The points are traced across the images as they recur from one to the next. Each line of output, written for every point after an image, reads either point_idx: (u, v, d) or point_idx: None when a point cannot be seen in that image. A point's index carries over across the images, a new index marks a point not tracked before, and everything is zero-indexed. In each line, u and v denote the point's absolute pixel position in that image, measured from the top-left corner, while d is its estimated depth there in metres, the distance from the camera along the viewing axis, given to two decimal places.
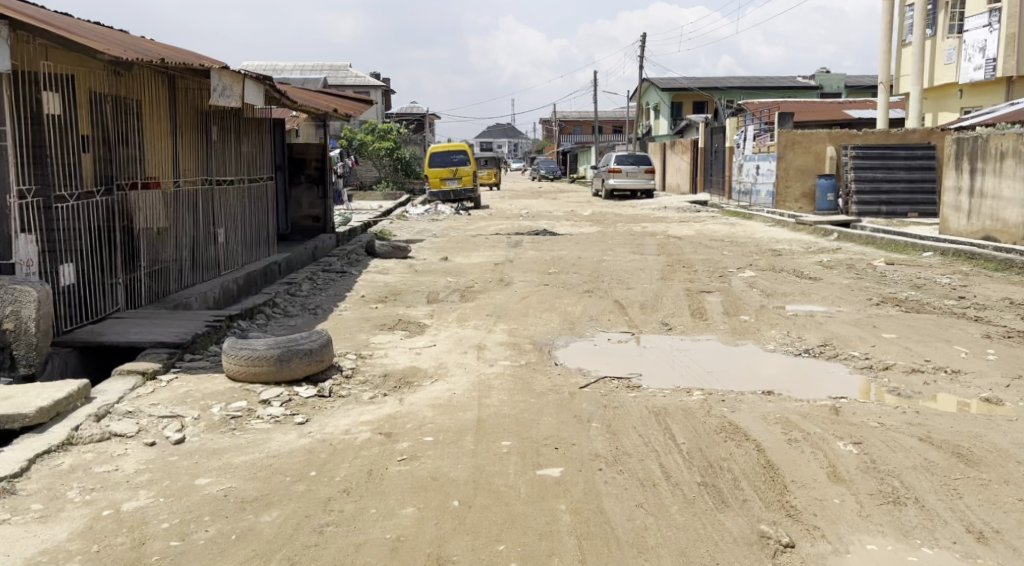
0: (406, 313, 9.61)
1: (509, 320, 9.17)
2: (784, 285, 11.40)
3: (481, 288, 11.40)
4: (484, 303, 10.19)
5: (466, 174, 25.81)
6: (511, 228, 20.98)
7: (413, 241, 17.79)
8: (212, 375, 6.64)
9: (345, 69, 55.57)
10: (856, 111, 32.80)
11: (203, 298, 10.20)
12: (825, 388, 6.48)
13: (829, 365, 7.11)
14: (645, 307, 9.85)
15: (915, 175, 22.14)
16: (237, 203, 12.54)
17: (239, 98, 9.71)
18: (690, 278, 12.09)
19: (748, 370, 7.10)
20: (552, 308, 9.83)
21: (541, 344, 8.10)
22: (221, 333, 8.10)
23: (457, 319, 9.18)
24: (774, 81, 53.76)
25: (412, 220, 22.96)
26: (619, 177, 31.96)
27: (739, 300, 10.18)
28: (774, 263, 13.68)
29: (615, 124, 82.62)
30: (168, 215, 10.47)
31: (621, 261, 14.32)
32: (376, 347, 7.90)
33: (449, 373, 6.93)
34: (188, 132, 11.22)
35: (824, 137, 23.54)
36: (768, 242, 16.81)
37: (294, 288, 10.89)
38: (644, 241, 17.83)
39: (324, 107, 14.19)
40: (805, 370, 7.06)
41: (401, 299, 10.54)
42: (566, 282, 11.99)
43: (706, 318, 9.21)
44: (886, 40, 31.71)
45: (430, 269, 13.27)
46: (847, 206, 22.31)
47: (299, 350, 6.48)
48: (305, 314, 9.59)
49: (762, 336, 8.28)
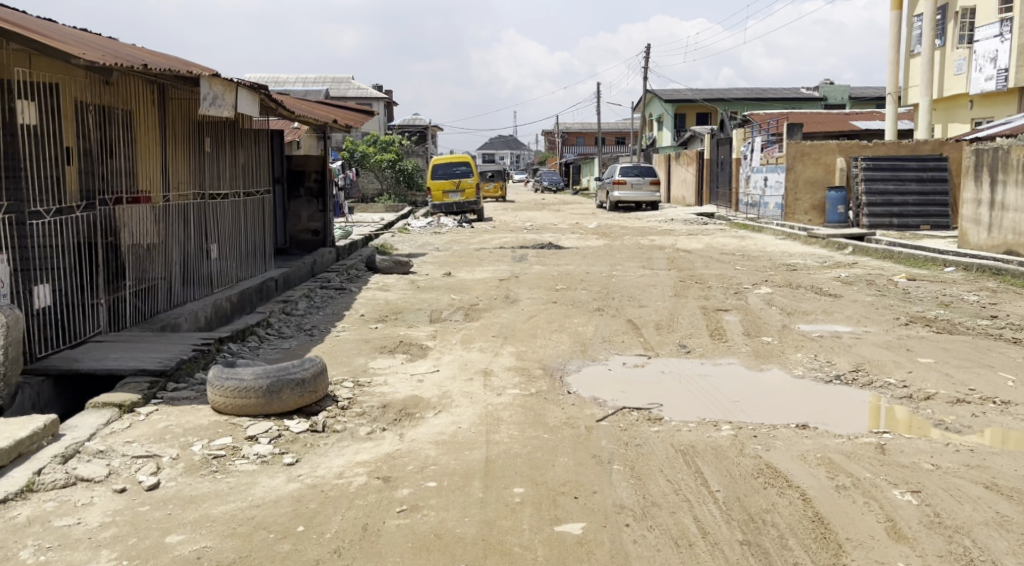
0: (408, 333, 9.09)
1: (516, 341, 8.63)
2: (803, 302, 10.86)
3: (486, 306, 10.87)
4: (489, 323, 9.66)
5: (469, 187, 25.35)
6: (515, 241, 20.47)
7: (415, 255, 17.29)
8: (195, 407, 6.12)
9: (348, 81, 55.31)
10: (864, 121, 32.29)
11: (194, 319, 9.70)
12: (864, 420, 5.95)
13: (865, 394, 6.59)
14: (660, 327, 9.32)
15: (927, 186, 21.61)
16: (231, 218, 12.01)
17: (232, 108, 9.20)
18: (704, 296, 11.56)
19: (776, 401, 6.57)
20: (560, 328, 9.30)
21: (551, 369, 7.57)
22: (209, 358, 7.58)
23: (461, 341, 8.65)
24: (778, 92, 53.29)
25: (414, 233, 22.47)
26: (623, 189, 31.50)
27: (759, 319, 9.64)
28: (790, 279, 13.14)
29: (618, 135, 82.24)
30: (158, 230, 9.98)
31: (631, 276, 13.78)
32: (375, 373, 7.37)
33: (454, 403, 6.41)
34: (180, 143, 10.71)
35: (834, 148, 23.05)
36: (780, 257, 16.28)
37: (289, 305, 10.37)
38: (652, 254, 17.32)
39: (325, 119, 13.70)
40: (840, 400, 6.53)
41: (402, 318, 10.01)
42: (575, 299, 11.45)
43: (726, 339, 8.68)
44: (894, 51, 31.20)
45: (433, 285, 12.73)
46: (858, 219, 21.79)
47: (290, 380, 5.98)
48: (301, 335, 9.07)
49: (788, 360, 7.74)
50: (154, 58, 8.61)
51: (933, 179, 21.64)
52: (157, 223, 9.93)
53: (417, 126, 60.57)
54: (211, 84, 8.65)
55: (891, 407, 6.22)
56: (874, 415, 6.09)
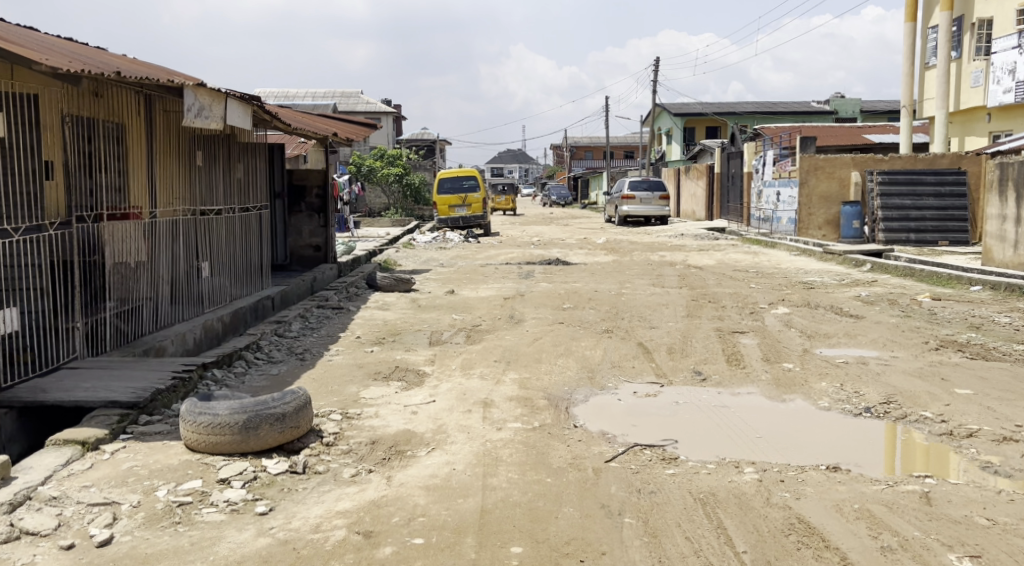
0: (405, 358, 8.56)
1: (519, 367, 8.09)
2: (823, 324, 10.30)
3: (489, 327, 10.34)
4: (492, 347, 9.13)
5: (476, 202, 24.88)
6: (522, 256, 19.94)
7: (418, 271, 16.78)
8: (167, 443, 5.61)
9: (356, 95, 54.97)
10: (877, 135, 31.72)
11: (181, 340, 9.17)
12: (902, 462, 5.40)
13: (899, 431, 6.04)
14: (673, 352, 8.77)
15: (946, 201, 21.05)
16: (226, 235, 11.48)
17: (220, 120, 8.67)
18: (717, 317, 11.01)
19: (805, 440, 6.00)
20: (567, 352, 8.75)
21: (557, 399, 7.04)
22: (189, 387, 7.05)
23: (461, 367, 8.12)
24: (789, 106, 52.78)
25: (419, 249, 21.94)
26: (632, 204, 30.98)
27: (778, 344, 9.10)
28: (807, 298, 12.57)
29: (626, 149, 81.80)
30: (147, 247, 9.49)
31: (641, 295, 13.23)
32: (366, 403, 6.84)
33: (449, 439, 5.89)
34: (170, 158, 10.22)
35: (849, 162, 22.51)
36: (796, 274, 15.73)
37: (282, 326, 9.82)
38: (663, 271, 16.77)
39: (325, 132, 13.21)
40: (874, 437, 5.96)
41: (401, 341, 9.49)
42: (582, 319, 10.91)
43: (744, 365, 8.13)
44: (909, 63, 30.64)
45: (434, 304, 12.22)
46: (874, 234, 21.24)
47: (269, 415, 5.45)
48: (292, 360, 8.52)
49: (812, 390, 7.19)
50: (137, 66, 8.11)
51: (951, 193, 21.08)
52: (146, 239, 9.41)
53: (425, 140, 60.25)
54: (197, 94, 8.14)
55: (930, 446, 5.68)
56: (910, 457, 5.54)
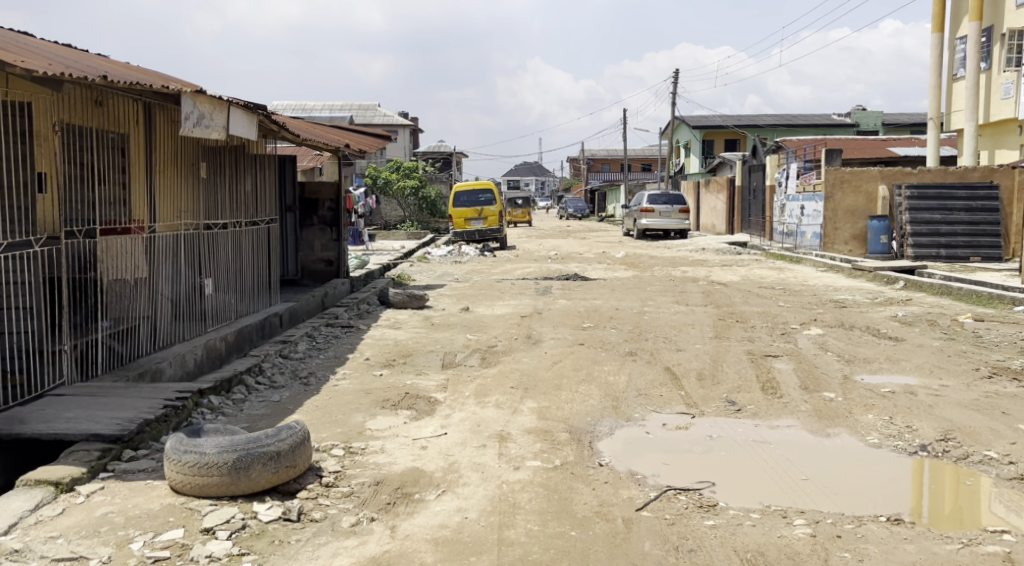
0: (416, 383, 8.00)
1: (538, 394, 7.52)
2: (861, 348, 9.71)
3: (505, 348, 9.78)
4: (508, 371, 8.55)
5: (492, 215, 24.33)
6: (539, 271, 19.41)
7: (432, 287, 16.26)
8: (149, 483, 5.07)
9: (374, 108, 54.67)
10: (901, 148, 31.08)
11: (181, 362, 8.61)
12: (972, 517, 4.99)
13: (953, 479, 5.53)
14: (703, 378, 8.18)
15: (977, 216, 20.37)
16: (231, 250, 10.92)
17: (222, 129, 8.08)
18: (747, 339, 10.43)
19: (855, 486, 5.47)
20: (589, 378, 8.17)
21: (579, 432, 6.47)
22: (181, 418, 6.49)
23: (475, 393, 7.55)
24: (809, 118, 52.17)
25: (434, 263, 21.43)
26: (651, 217, 30.37)
27: (815, 370, 8.53)
28: (841, 318, 12.05)
29: (644, 163, 81.30)
30: (146, 264, 8.97)
31: (665, 313, 12.65)
32: (372, 435, 6.28)
33: (461, 480, 5.33)
34: (170, 169, 9.68)
35: (877, 175, 21.77)
36: (825, 292, 15.17)
37: (287, 347, 9.26)
38: (686, 288, 16.22)
39: (337, 143, 12.69)
40: (929, 484, 5.45)
41: (412, 363, 8.94)
42: (604, 340, 10.34)
43: (781, 394, 7.55)
44: (935, 75, 29.99)
45: (449, 322, 11.67)
46: (903, 249, 20.59)
47: (262, 454, 4.92)
48: (295, 385, 7.96)
49: (858, 424, 6.60)
50: (132, 71, 7.56)
51: (982, 208, 20.41)
52: (144, 254, 8.86)
53: (442, 153, 60.12)
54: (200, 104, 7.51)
55: (990, 504, 5.17)
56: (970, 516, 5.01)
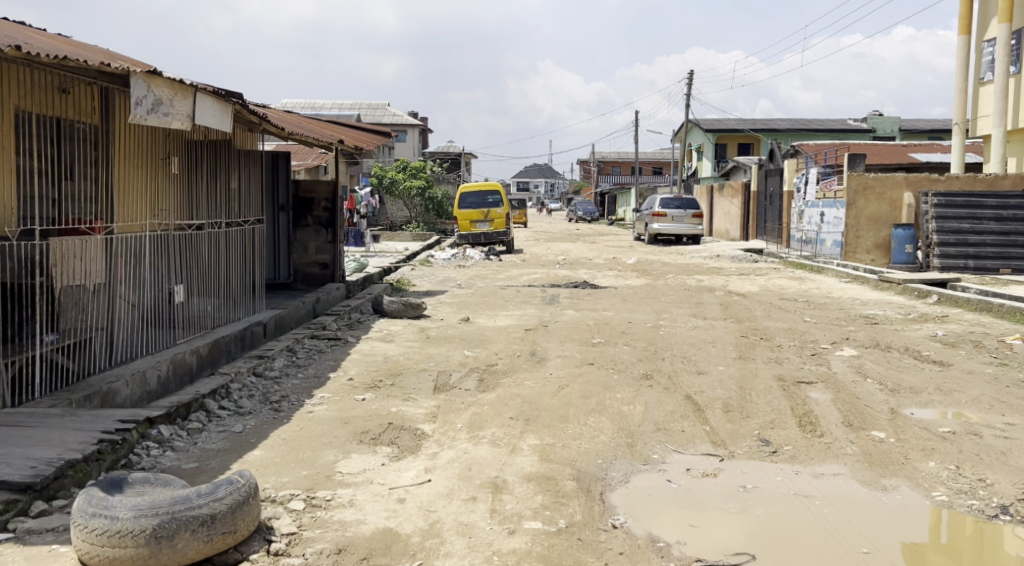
0: (402, 410, 6.97)
1: (541, 427, 6.52)
2: (904, 376, 8.76)
3: (506, 367, 8.78)
4: (508, 396, 7.52)
5: (499, 218, 23.32)
6: (546, 278, 18.39)
7: (432, 293, 15.30)
8: (53, 551, 4.24)
9: (382, 106, 53.67)
10: (923, 154, 30.01)
11: (140, 380, 7.52)
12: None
13: (1014, 531, 4.91)
14: (731, 410, 7.15)
15: (1008, 226, 19.30)
16: (211, 254, 9.75)
17: (187, 119, 6.78)
18: (774, 361, 9.46)
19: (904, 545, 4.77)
20: (601, 406, 7.16)
21: (588, 481, 5.46)
22: (122, 454, 5.44)
23: (468, 425, 6.54)
24: (825, 123, 51.17)
25: (437, 267, 20.42)
26: (663, 221, 29.31)
27: (856, 401, 7.58)
28: (875, 339, 11.16)
29: (655, 166, 80.20)
30: (107, 268, 7.83)
31: (682, 328, 11.61)
32: (341, 481, 5.28)
33: (443, 549, 4.39)
34: (132, 163, 8.54)
35: (901, 181, 20.76)
36: (852, 308, 14.29)
37: (261, 364, 8.17)
38: (703, 298, 15.29)
39: (330, 139, 11.57)
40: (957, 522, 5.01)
41: (400, 385, 7.92)
42: (616, 359, 9.34)
43: (823, 433, 6.54)
44: (960, 79, 28.93)
45: (446, 334, 10.67)
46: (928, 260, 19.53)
47: (191, 518, 4.00)
48: (264, 412, 6.86)
49: (919, 474, 5.64)
50: (72, 47, 6.41)
51: (1014, 218, 19.34)
52: (104, 257, 7.72)
53: (451, 154, 59.39)
54: (158, 87, 6.33)
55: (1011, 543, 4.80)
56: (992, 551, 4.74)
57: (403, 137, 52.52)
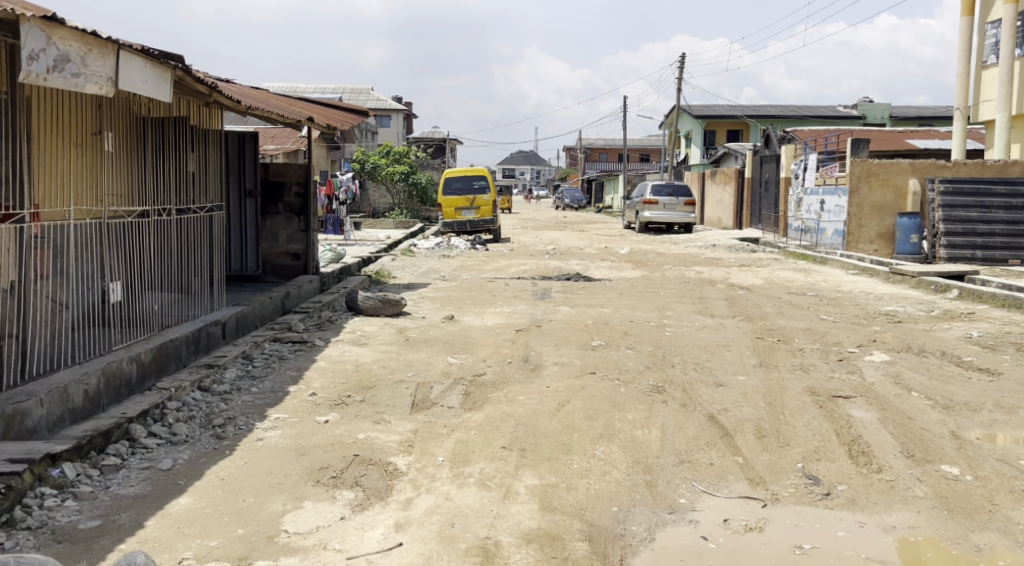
0: (372, 437, 5.73)
1: (541, 460, 5.35)
2: (952, 389, 7.71)
3: (497, 377, 7.60)
4: (499, 416, 6.32)
5: (485, 204, 22.10)
6: (537, 269, 17.20)
7: (412, 287, 14.07)
8: None
9: (365, 90, 52.20)
10: (921, 140, 28.95)
11: (60, 396, 6.04)
12: None
13: None
14: (765, 436, 6.00)
15: (1017, 215, 18.17)
16: (159, 243, 8.31)
17: (106, 82, 5.48)
18: (800, 370, 8.36)
19: None
20: (610, 431, 5.98)
21: (604, 542, 4.33)
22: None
23: (451, 458, 5.34)
24: (815, 109, 50.15)
25: (420, 257, 19.20)
26: (655, 209, 28.13)
27: (907, 422, 6.48)
28: (904, 341, 10.13)
29: (643, 153, 78.97)
30: (19, 264, 6.48)
31: (689, 328, 10.47)
32: (289, 545, 4.12)
33: None
34: (48, 139, 7.19)
35: (907, 168, 19.49)
36: (869, 305, 13.20)
37: (209, 376, 6.78)
38: (705, 292, 14.18)
39: (298, 116, 10.18)
40: None
41: (370, 401, 6.70)
42: (621, 366, 8.19)
43: (880, 467, 5.42)
44: (961, 62, 27.70)
45: (428, 336, 9.45)
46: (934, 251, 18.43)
47: None
48: (202, 442, 5.48)
49: (1015, 530, 4.59)
50: None
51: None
52: (14, 249, 6.37)
53: (435, 139, 58.14)
54: (63, 40, 5.09)
55: None
56: None
57: (387, 122, 51.16)
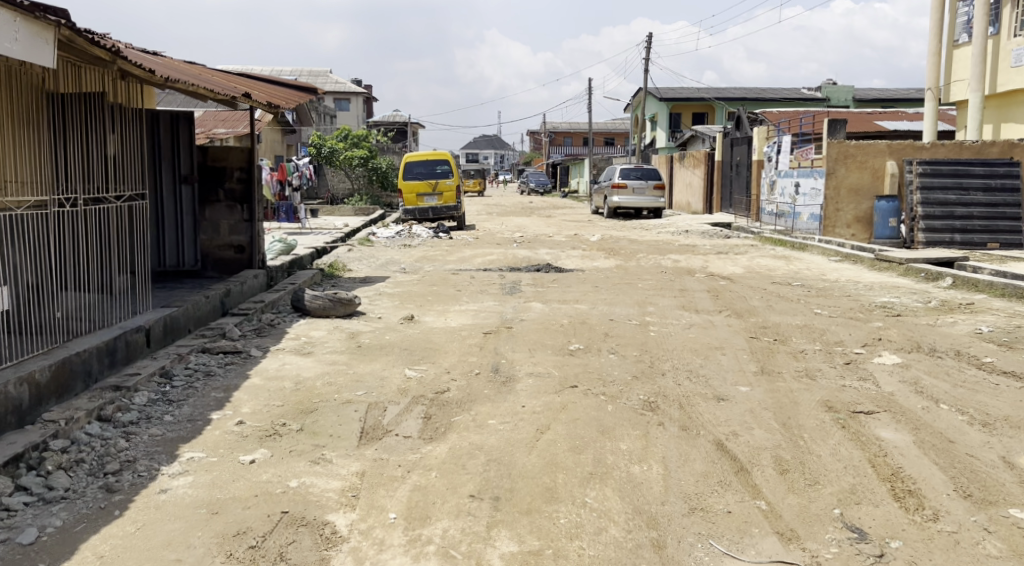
0: (308, 484, 4.59)
1: (521, 515, 4.27)
2: (984, 399, 6.73)
3: (463, 394, 6.49)
4: (466, 450, 5.20)
5: (448, 190, 20.85)
6: (504, 259, 16.08)
7: (368, 281, 12.88)
8: None
9: (324, 73, 50.67)
10: (892, 122, 28.18)
11: None
12: None
13: None
14: (790, 471, 4.95)
15: (995, 196, 17.29)
16: (61, 237, 6.92)
17: None
18: (808, 377, 7.35)
19: None
20: (601, 469, 4.90)
21: None
22: None
23: (407, 515, 4.24)
24: (780, 91, 49.39)
25: (379, 247, 18.00)
26: (624, 194, 27.03)
27: (950, 447, 5.47)
28: (912, 339, 9.17)
29: (607, 135, 77.97)
30: None
31: (675, 326, 9.43)
32: None
33: None
34: None
35: (884, 149, 18.44)
36: (860, 297, 12.23)
37: (114, 404, 5.57)
38: (685, 283, 13.16)
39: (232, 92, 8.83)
40: None
41: (311, 429, 5.55)
42: (606, 376, 7.11)
43: (936, 514, 4.40)
44: (931, 42, 26.67)
45: (382, 341, 8.30)
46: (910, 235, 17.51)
47: None
48: (86, 499, 4.33)
49: None
50: None
51: (1002, 188, 17.27)
52: None
53: (397, 124, 56.73)
54: None
55: None
56: None
57: (346, 106, 49.71)
